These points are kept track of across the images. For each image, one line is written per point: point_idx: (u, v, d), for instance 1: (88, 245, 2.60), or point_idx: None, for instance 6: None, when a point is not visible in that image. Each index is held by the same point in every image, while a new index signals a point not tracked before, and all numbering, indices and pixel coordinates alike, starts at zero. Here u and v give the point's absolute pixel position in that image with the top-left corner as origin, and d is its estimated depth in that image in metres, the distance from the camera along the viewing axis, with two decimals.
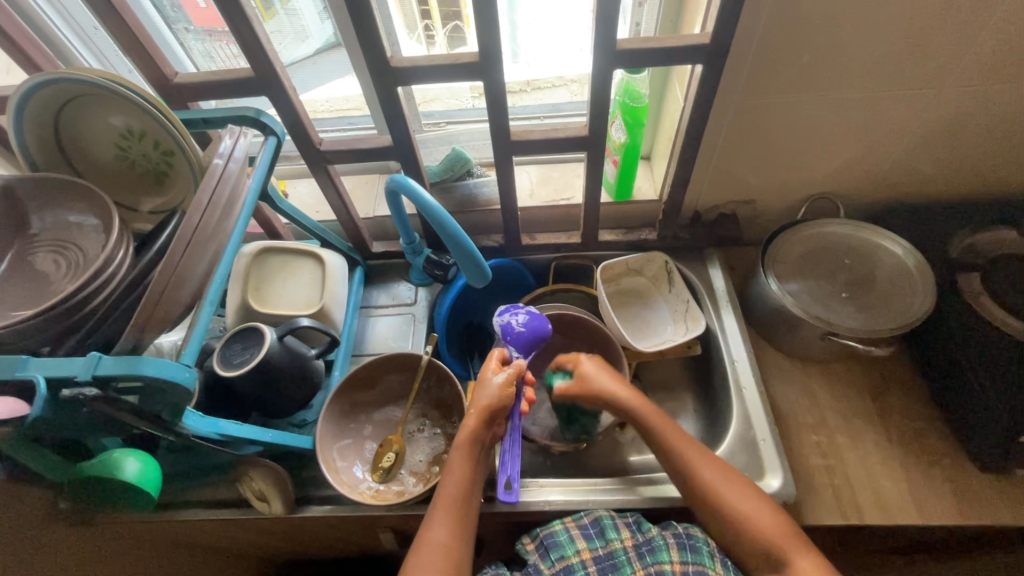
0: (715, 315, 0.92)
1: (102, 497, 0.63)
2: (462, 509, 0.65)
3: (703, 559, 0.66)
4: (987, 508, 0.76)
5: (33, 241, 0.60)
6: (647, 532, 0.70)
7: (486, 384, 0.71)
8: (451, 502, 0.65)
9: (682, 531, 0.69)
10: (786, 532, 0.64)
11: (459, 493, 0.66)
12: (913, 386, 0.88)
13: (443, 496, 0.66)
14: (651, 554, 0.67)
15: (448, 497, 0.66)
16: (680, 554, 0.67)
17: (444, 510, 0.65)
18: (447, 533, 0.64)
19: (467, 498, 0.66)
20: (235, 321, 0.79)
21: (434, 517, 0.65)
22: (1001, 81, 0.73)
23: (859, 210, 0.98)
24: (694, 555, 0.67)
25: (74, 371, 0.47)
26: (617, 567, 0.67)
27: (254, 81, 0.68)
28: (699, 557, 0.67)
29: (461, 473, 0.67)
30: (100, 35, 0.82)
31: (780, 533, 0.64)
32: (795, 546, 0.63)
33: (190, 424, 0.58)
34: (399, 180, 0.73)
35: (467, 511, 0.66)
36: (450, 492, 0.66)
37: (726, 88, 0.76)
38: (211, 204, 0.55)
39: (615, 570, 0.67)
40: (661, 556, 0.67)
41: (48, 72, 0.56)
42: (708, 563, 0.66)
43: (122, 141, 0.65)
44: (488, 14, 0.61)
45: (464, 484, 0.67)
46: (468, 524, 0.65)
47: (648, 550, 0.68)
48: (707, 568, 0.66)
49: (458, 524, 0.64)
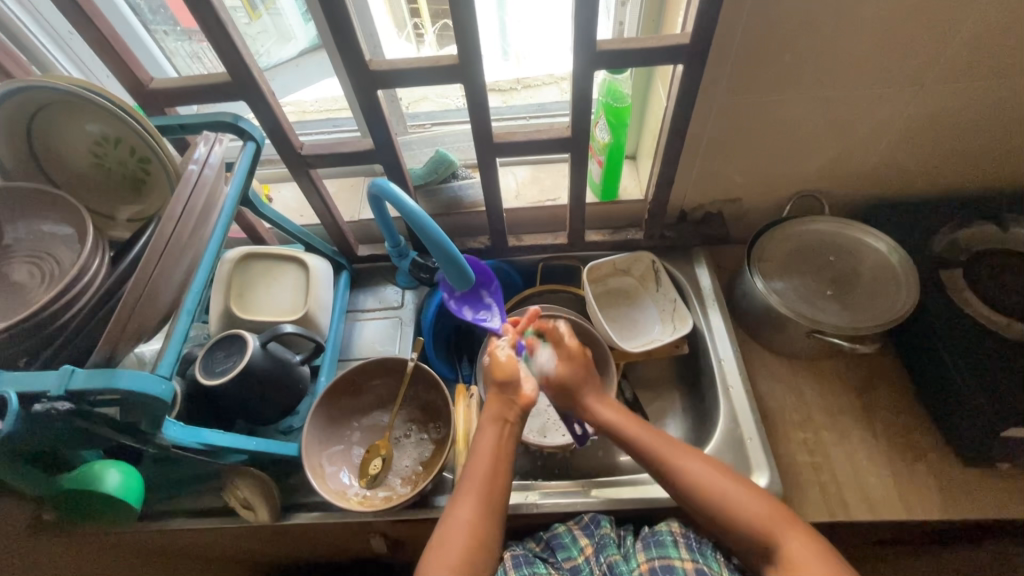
0: (702, 313, 0.92)
1: (81, 509, 0.62)
2: (488, 490, 0.66)
3: (668, 551, 0.68)
4: (973, 504, 0.76)
5: (7, 252, 0.59)
6: (627, 540, 0.73)
7: (496, 362, 0.74)
8: (478, 482, 0.67)
9: (649, 532, 0.72)
10: (776, 514, 0.64)
11: (486, 476, 0.67)
12: (897, 382, 0.89)
13: (471, 482, 0.67)
14: (623, 564, 0.69)
15: (476, 478, 0.67)
16: (647, 554, 0.69)
17: (473, 491, 0.66)
18: (472, 510, 0.64)
19: (493, 480, 0.67)
20: (217, 328, 0.78)
21: (461, 498, 0.66)
22: (980, 78, 0.74)
23: (843, 207, 0.98)
24: (657, 548, 0.69)
25: (47, 386, 0.47)
26: (607, 546, 0.70)
27: (232, 86, 0.68)
28: (664, 551, 0.68)
29: (488, 457, 0.69)
30: (76, 40, 0.81)
31: (772, 518, 0.63)
32: (790, 533, 0.62)
33: (170, 435, 0.57)
34: (381, 185, 0.71)
35: (494, 492, 0.66)
36: (479, 471, 0.68)
37: (708, 86, 0.76)
38: (186, 212, 0.54)
39: (604, 551, 0.70)
40: (630, 562, 0.68)
41: (19, 79, 0.55)
42: (673, 553, 0.68)
43: (97, 149, 0.64)
44: (467, 16, 0.61)
45: (491, 464, 0.68)
46: (494, 504, 0.66)
47: (622, 558, 0.70)
48: (674, 559, 0.67)
49: (483, 504, 0.65)
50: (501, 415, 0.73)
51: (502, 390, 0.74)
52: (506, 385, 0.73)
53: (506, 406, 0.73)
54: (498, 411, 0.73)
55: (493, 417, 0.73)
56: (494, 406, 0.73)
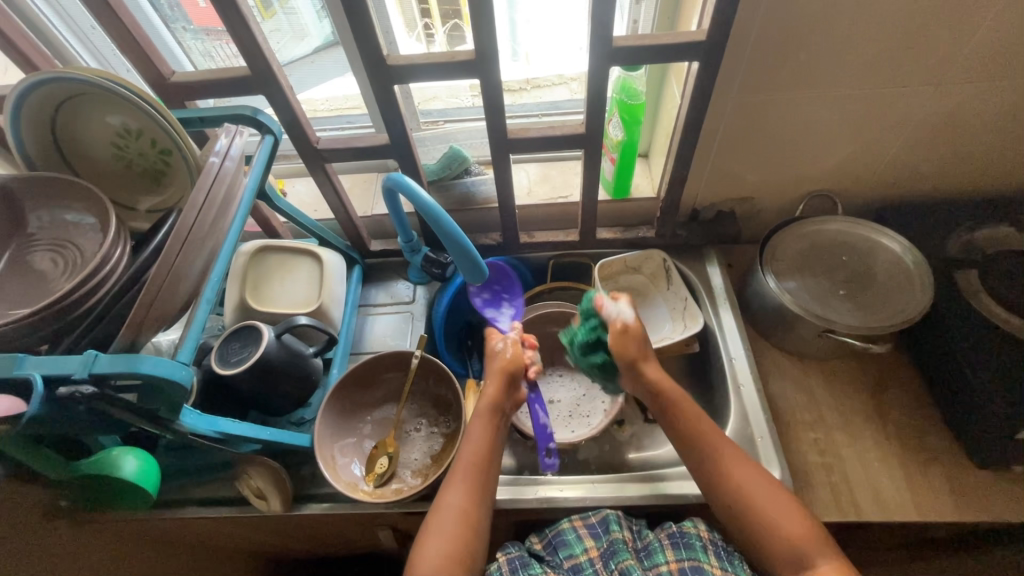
0: (713, 312, 0.92)
1: (98, 495, 0.63)
2: (478, 475, 0.67)
3: (697, 553, 0.67)
4: (986, 506, 0.76)
5: (31, 240, 0.60)
6: (645, 537, 0.72)
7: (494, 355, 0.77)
8: (468, 468, 0.67)
9: (677, 529, 0.71)
10: (815, 534, 0.62)
11: (477, 462, 0.68)
12: (909, 383, 0.88)
13: (462, 467, 0.68)
14: (648, 558, 0.68)
15: (466, 464, 0.68)
16: (675, 553, 0.68)
17: (462, 477, 0.67)
18: (462, 496, 0.65)
19: (485, 467, 0.68)
20: (233, 319, 0.79)
21: (451, 483, 0.67)
22: (999, 77, 0.73)
23: (856, 207, 0.98)
24: (687, 550, 0.67)
25: (72, 369, 0.47)
26: (618, 552, 0.68)
27: (252, 80, 0.68)
28: (693, 553, 0.67)
29: (480, 445, 0.69)
30: (98, 35, 0.83)
31: (812, 537, 0.61)
32: (816, 545, 0.61)
33: (188, 422, 0.58)
34: (396, 179, 0.72)
35: (485, 479, 0.67)
36: (470, 457, 0.68)
37: (723, 84, 0.76)
38: (207, 203, 0.55)
39: (614, 558, 0.68)
40: (657, 558, 0.68)
41: (46, 71, 0.56)
42: (703, 557, 0.67)
43: (119, 141, 0.65)
44: (484, 11, 0.61)
45: (483, 452, 0.69)
46: (485, 492, 0.67)
47: (645, 554, 0.69)
48: (702, 562, 0.66)
49: (475, 490, 0.66)
50: (498, 403, 0.73)
51: (506, 377, 0.74)
52: (512, 375, 0.75)
53: (502, 394, 0.73)
54: (490, 399, 0.73)
55: (487, 406, 0.73)
56: (491, 394, 0.73)
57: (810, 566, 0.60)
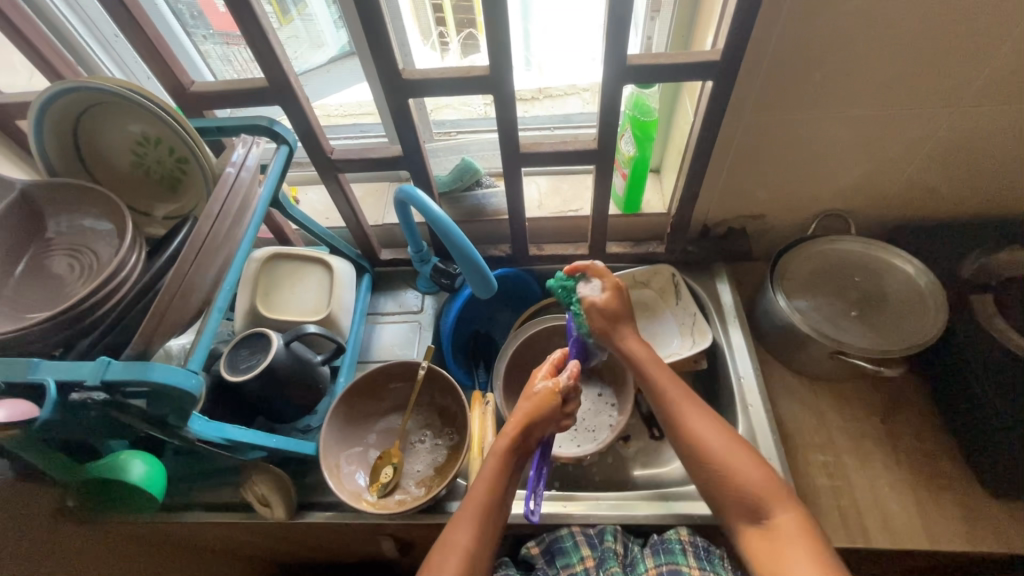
0: (722, 329, 0.91)
1: (106, 497, 0.63)
2: (485, 511, 0.63)
3: (676, 557, 0.69)
4: (1000, 537, 0.74)
5: (49, 245, 0.62)
6: (634, 548, 0.73)
7: (530, 393, 0.66)
8: (476, 504, 0.63)
9: (658, 538, 0.72)
10: (779, 488, 0.61)
11: (485, 496, 0.63)
12: (922, 408, 0.87)
13: (471, 501, 0.63)
14: (632, 567, 0.70)
15: (476, 501, 0.63)
16: (654, 559, 0.69)
17: (470, 512, 0.62)
18: (469, 536, 0.61)
19: (493, 502, 0.63)
20: (242, 325, 0.79)
21: (459, 519, 0.63)
22: (1014, 102, 0.73)
23: (870, 227, 0.97)
24: (666, 555, 0.69)
25: (84, 375, 0.48)
26: (606, 561, 0.70)
27: (269, 91, 0.69)
28: (672, 556, 0.69)
29: (491, 479, 0.64)
30: (121, 43, 0.85)
31: (769, 489, 0.60)
32: (784, 502, 0.60)
33: (195, 429, 0.58)
34: (408, 191, 0.73)
35: (492, 514, 0.63)
36: (479, 492, 0.63)
37: (736, 103, 0.76)
38: (222, 212, 0.55)
39: (605, 566, 0.69)
40: (638, 567, 0.69)
41: (69, 80, 0.57)
42: (682, 560, 0.68)
43: (138, 148, 0.66)
44: (500, 28, 0.62)
45: (493, 489, 0.64)
46: (492, 527, 0.63)
47: (630, 563, 0.71)
48: (681, 564, 0.68)
49: (482, 528, 0.62)
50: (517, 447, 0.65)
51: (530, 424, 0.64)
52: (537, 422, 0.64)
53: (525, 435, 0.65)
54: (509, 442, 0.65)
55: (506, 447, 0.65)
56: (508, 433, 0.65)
57: (766, 518, 0.59)
